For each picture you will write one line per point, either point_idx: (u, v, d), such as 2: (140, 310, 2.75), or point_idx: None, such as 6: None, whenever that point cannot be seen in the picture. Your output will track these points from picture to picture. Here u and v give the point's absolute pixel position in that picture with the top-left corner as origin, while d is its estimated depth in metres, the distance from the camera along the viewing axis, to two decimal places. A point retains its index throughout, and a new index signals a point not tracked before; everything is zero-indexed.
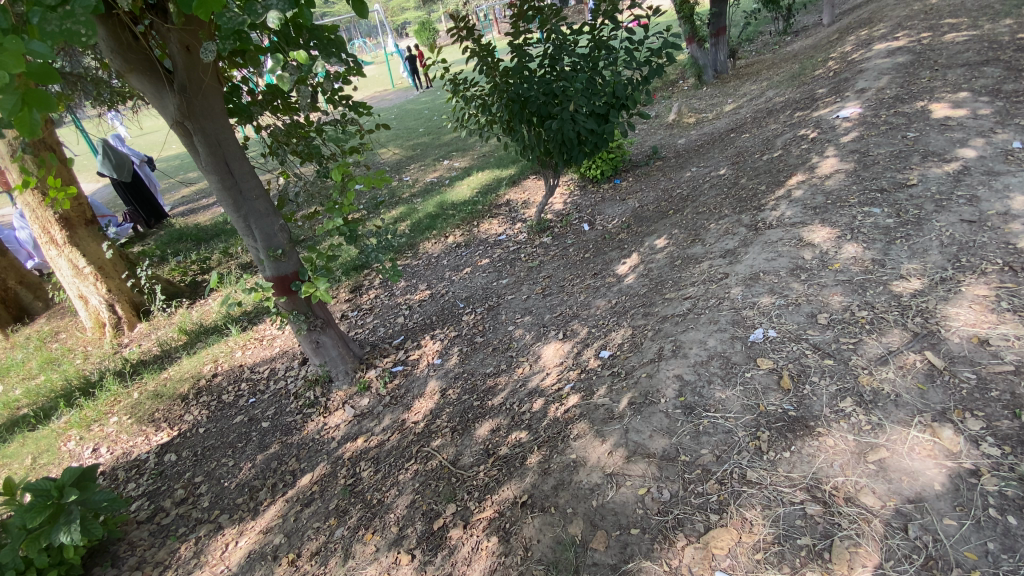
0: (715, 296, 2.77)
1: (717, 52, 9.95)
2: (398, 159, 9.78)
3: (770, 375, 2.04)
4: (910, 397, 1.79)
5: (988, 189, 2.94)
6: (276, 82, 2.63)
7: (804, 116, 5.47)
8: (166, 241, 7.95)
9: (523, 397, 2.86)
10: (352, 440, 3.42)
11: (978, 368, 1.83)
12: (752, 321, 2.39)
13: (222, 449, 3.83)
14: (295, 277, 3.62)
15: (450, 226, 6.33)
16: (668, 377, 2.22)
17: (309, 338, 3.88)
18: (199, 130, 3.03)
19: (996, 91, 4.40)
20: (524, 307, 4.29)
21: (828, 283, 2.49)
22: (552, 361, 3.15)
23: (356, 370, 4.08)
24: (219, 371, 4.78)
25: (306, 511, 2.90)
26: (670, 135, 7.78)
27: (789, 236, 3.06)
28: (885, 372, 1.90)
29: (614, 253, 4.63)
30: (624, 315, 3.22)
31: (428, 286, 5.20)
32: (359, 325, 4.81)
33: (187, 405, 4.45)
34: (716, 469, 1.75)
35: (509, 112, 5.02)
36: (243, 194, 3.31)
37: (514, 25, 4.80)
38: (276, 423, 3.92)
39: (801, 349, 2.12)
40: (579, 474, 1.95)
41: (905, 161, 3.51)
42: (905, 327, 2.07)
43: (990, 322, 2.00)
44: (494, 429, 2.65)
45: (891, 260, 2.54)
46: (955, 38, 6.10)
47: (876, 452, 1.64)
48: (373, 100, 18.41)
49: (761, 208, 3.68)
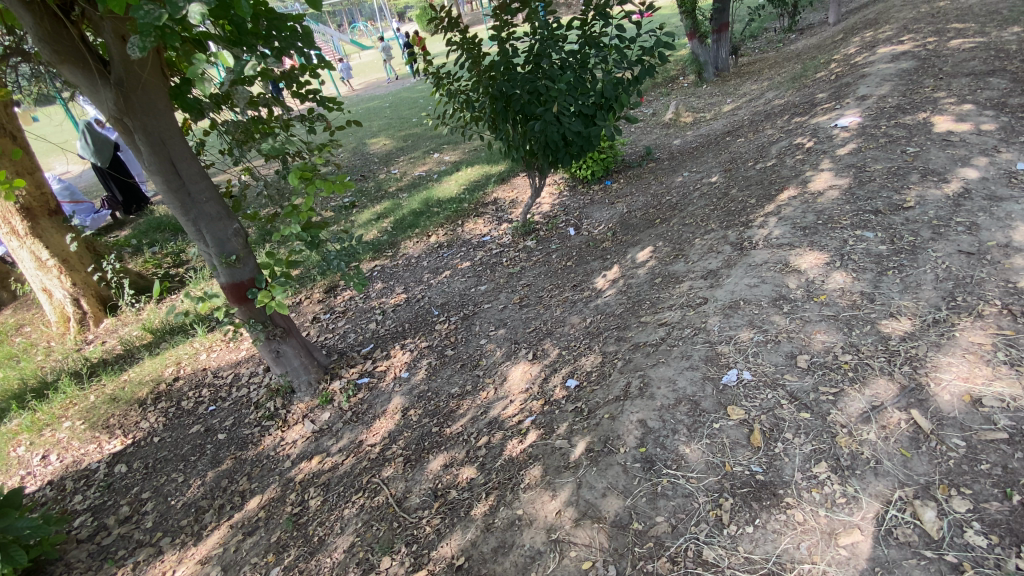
0: (691, 325, 2.56)
1: (718, 49, 9.66)
2: (386, 151, 9.51)
3: (740, 429, 1.84)
4: (891, 465, 1.60)
5: (990, 217, 2.73)
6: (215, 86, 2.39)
7: (801, 123, 5.24)
8: (144, 230, 7.71)
9: (482, 427, 2.66)
10: (307, 460, 3.22)
11: (968, 433, 1.63)
12: (726, 359, 2.19)
13: (174, 463, 3.64)
14: (251, 284, 3.40)
15: (433, 225, 6.09)
16: (631, 422, 2.02)
17: (268, 348, 3.66)
18: (140, 128, 2.79)
19: (1002, 104, 4.17)
20: (499, 319, 4.08)
21: (813, 318, 2.28)
22: (518, 386, 2.94)
23: (319, 381, 3.87)
24: (181, 375, 4.58)
25: (247, 541, 2.72)
26: (665, 136, 7.52)
27: (774, 259, 2.85)
28: (865, 432, 1.71)
29: (596, 263, 4.41)
30: (597, 338, 3.03)
31: (405, 289, 4.98)
32: (329, 330, 4.59)
33: (144, 411, 4.26)
34: (670, 543, 1.56)
35: (492, 111, 4.83)
36: (192, 196, 3.08)
37: (497, 17, 4.50)
38: (232, 435, 3.72)
39: (777, 398, 1.92)
40: (523, 536, 1.77)
41: (903, 179, 3.29)
42: (892, 378, 1.88)
43: (984, 377, 1.80)
44: (447, 464, 2.46)
45: (881, 295, 2.34)
46: (961, 45, 5.84)
47: (849, 534, 1.45)
48: (369, 87, 18.09)
49: (748, 224, 3.46)
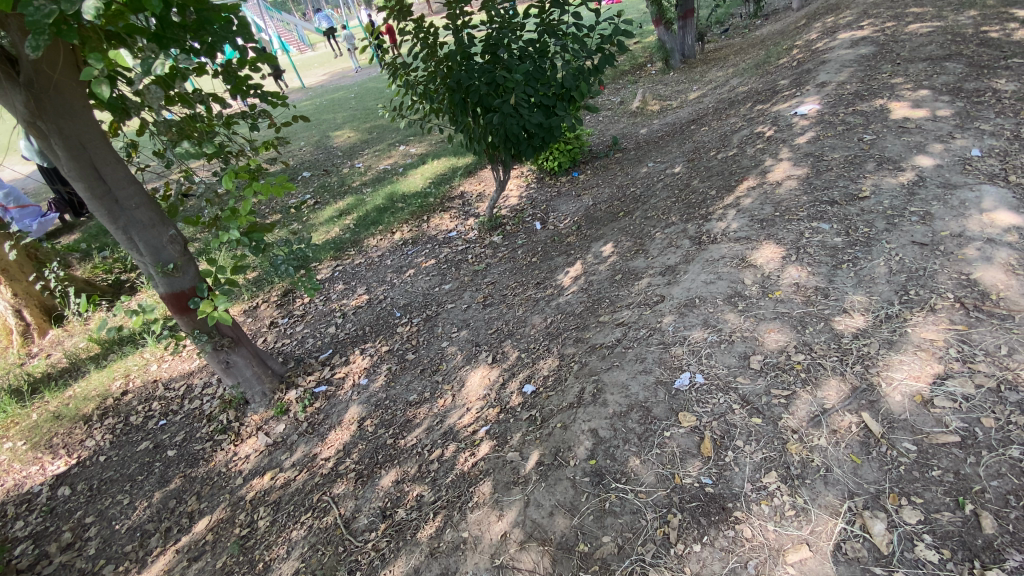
0: (647, 325, 2.51)
1: (684, 35, 9.61)
2: (350, 144, 9.21)
3: (690, 436, 1.78)
4: (841, 473, 1.56)
5: (944, 206, 2.70)
6: (141, 95, 2.24)
7: (763, 111, 5.21)
8: (94, 234, 7.33)
9: (437, 438, 2.56)
10: (259, 476, 3.07)
11: (920, 437, 1.60)
12: (680, 361, 2.13)
13: (120, 483, 3.44)
14: (193, 293, 3.20)
15: (397, 220, 5.90)
16: (582, 432, 1.95)
17: (217, 358, 3.47)
18: (55, 131, 2.56)
19: (958, 89, 4.15)
20: (462, 319, 3.94)
21: (767, 316, 2.24)
22: (476, 393, 2.84)
23: (274, 391, 3.70)
24: (130, 388, 4.34)
25: (192, 568, 2.60)
26: (632, 124, 7.44)
27: (732, 254, 2.80)
28: (816, 438, 1.66)
29: (561, 259, 4.32)
30: (557, 339, 2.95)
31: (367, 289, 4.77)
32: (287, 335, 4.38)
33: (90, 428, 4.03)
34: (615, 565, 1.52)
35: (450, 102, 4.61)
36: (119, 203, 2.87)
37: (451, 4, 4.31)
38: (183, 452, 3.54)
39: (729, 403, 1.86)
40: (466, 562, 1.73)
41: (859, 168, 3.27)
42: (844, 378, 1.84)
43: (935, 375, 1.77)
44: (398, 481, 2.37)
45: (835, 289, 2.30)
46: (918, 29, 5.86)
47: (798, 550, 1.41)
48: (335, 78, 17.58)
49: (707, 218, 3.41)
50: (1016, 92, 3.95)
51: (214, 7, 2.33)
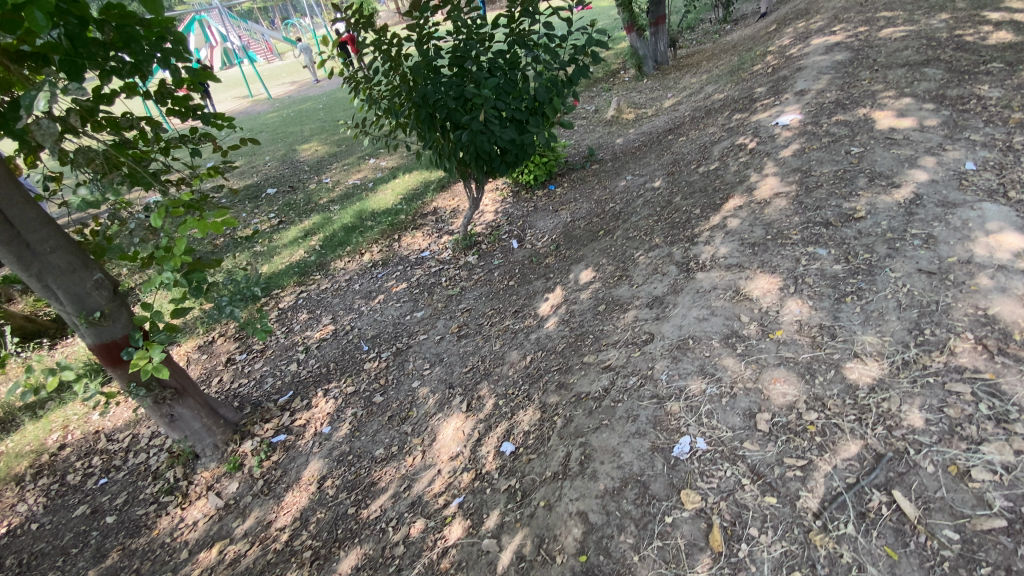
0: (636, 371, 2.25)
1: (657, 41, 9.49)
2: (317, 158, 8.81)
3: (697, 523, 1.59)
4: (876, 573, 1.37)
5: (946, 227, 2.51)
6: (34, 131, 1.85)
7: (743, 120, 5.03)
8: None
9: (405, 511, 2.31)
10: (207, 549, 2.70)
11: (961, 522, 1.41)
12: (676, 421, 1.90)
13: (51, 558, 2.91)
14: (127, 342, 2.79)
15: (366, 241, 5.55)
16: (569, 515, 1.76)
17: (159, 412, 3.04)
18: None
19: (940, 97, 4.02)
20: (435, 353, 3.61)
21: (769, 361, 2.01)
22: (448, 450, 2.55)
23: (226, 443, 3.26)
24: (68, 442, 3.77)
25: None
26: (607, 134, 7.22)
27: (724, 284, 2.57)
28: (842, 525, 1.47)
29: (539, 283, 4.04)
30: (537, 383, 2.68)
31: (333, 318, 4.41)
32: (245, 374, 3.99)
33: (22, 491, 3.45)
34: None
35: (417, 118, 4.24)
36: (30, 247, 2.47)
37: (412, 14, 3.93)
38: (122, 519, 3.04)
39: (737, 476, 1.66)
40: None
41: (851, 184, 3.08)
42: (866, 445, 1.63)
43: (968, 439, 1.57)
44: (360, 566, 2.13)
45: (842, 328, 2.08)
46: (892, 34, 5.77)
47: None
48: (302, 87, 17.09)
49: (693, 240, 3.19)
50: (1000, 99, 3.84)
51: (142, 21, 1.93)
